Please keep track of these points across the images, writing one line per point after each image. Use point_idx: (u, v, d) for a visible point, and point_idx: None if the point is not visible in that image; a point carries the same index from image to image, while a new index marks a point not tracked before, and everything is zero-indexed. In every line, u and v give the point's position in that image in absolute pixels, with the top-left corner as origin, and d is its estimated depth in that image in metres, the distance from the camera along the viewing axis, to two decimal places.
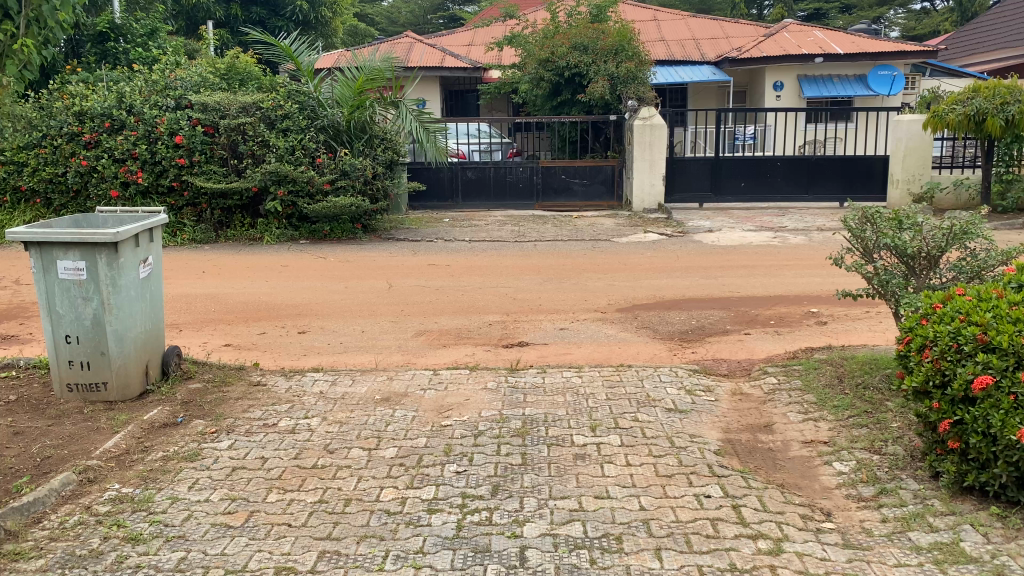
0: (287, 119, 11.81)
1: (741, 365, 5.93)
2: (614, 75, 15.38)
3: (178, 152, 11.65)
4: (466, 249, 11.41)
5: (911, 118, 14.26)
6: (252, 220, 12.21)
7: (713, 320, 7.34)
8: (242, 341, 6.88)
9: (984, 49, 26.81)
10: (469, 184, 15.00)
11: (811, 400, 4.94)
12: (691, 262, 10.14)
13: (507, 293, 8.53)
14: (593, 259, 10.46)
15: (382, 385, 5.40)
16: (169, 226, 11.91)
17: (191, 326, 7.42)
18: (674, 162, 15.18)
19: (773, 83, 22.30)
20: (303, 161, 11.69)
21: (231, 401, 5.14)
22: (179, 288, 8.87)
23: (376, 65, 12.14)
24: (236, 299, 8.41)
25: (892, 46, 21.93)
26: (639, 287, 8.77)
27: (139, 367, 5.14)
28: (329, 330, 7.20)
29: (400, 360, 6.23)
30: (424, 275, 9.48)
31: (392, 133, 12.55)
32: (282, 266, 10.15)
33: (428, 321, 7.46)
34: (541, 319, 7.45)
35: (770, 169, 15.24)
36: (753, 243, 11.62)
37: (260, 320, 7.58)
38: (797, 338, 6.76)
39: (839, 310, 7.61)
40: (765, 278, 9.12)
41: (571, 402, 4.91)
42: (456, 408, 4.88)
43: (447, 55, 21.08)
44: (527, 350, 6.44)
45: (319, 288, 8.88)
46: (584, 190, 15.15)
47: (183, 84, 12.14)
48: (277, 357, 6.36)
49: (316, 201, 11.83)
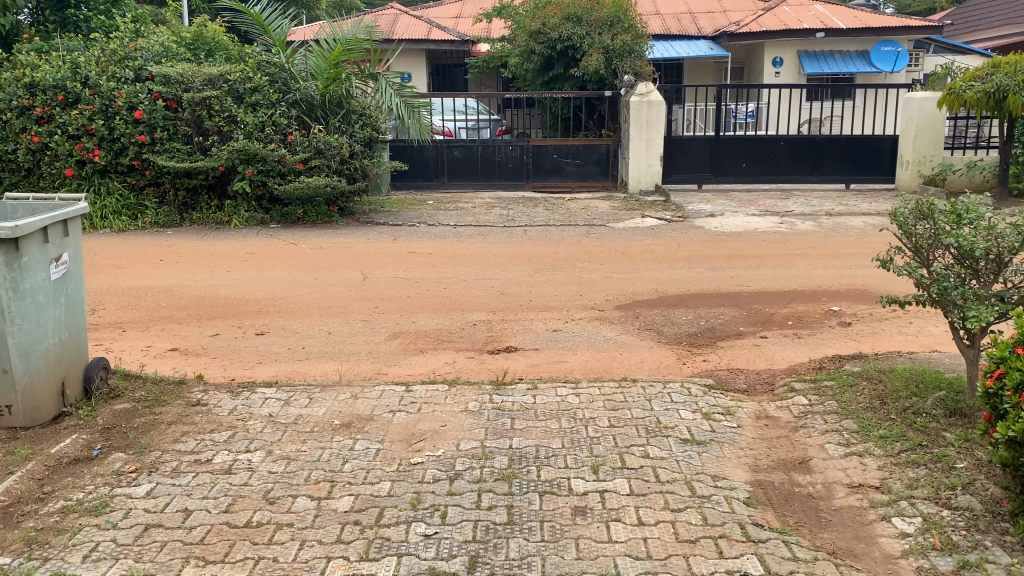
0: (256, 93, 10.92)
1: (762, 379, 5.14)
2: (610, 48, 14.39)
3: (138, 128, 10.70)
4: (450, 234, 10.56)
5: (924, 96, 13.52)
6: (219, 201, 11.31)
7: (724, 320, 6.54)
8: (190, 345, 6.04)
9: (987, 27, 25.98)
10: (455, 163, 14.14)
11: (852, 428, 4.15)
12: (695, 251, 9.36)
13: (493, 287, 7.72)
14: (588, 246, 9.67)
15: (343, 406, 4.57)
16: (129, 208, 10.98)
17: (135, 325, 6.56)
18: (672, 141, 14.35)
19: (772, 58, 21.45)
20: (273, 138, 10.82)
21: (162, 427, 4.30)
22: (130, 280, 7.97)
23: (353, 35, 11.24)
24: (192, 293, 7.55)
25: (895, 21, 21.06)
26: (640, 280, 7.96)
27: (52, 386, 4.28)
28: (291, 331, 6.35)
29: (369, 371, 5.41)
30: (404, 265, 8.66)
31: (372, 109, 11.70)
32: (248, 253, 9.28)
33: (404, 320, 6.63)
34: (532, 319, 6.63)
35: (773, 149, 14.44)
36: (760, 229, 10.84)
37: (216, 319, 6.73)
38: (821, 343, 5.99)
39: (863, 309, 6.85)
40: (777, 270, 8.34)
41: (568, 431, 4.10)
42: (430, 438, 4.07)
43: (434, 27, 20.13)
44: (515, 357, 5.64)
45: (285, 280, 8.04)
46: (577, 170, 14.29)
47: (144, 54, 11.10)
48: (227, 366, 5.52)
49: (288, 182, 10.94)
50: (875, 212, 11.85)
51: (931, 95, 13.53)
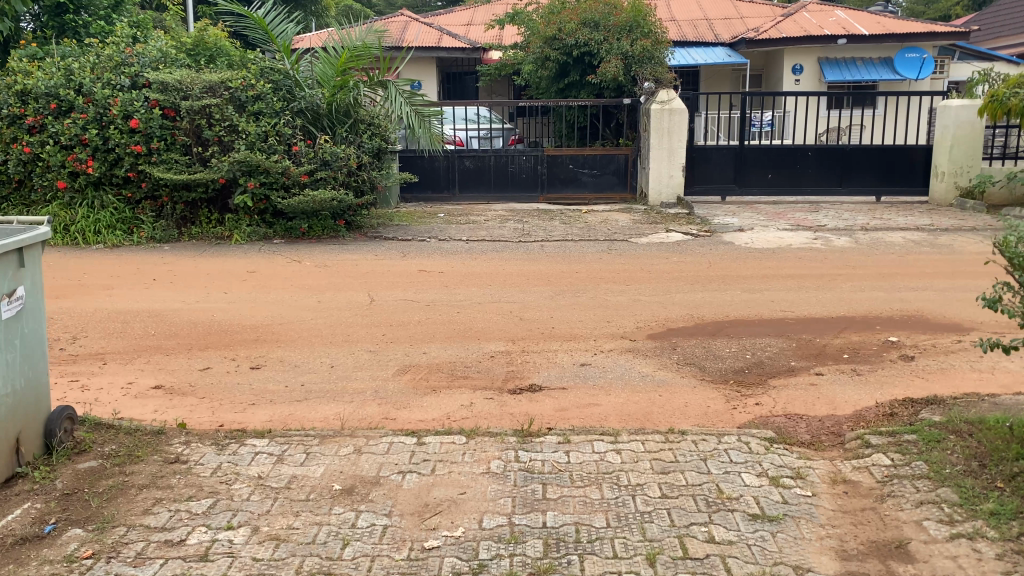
0: (259, 101, 10.30)
1: (827, 430, 4.47)
2: (628, 54, 13.81)
3: (133, 138, 10.04)
4: (463, 250, 9.91)
5: (961, 104, 12.90)
6: (220, 214, 10.67)
7: (772, 353, 5.87)
8: (176, 382, 5.40)
9: (1012, 33, 25.15)
10: (467, 174, 13.55)
11: (952, 500, 3.46)
12: (726, 270, 8.68)
13: (511, 311, 7.08)
14: (610, 265, 9.02)
15: (344, 464, 3.90)
16: (124, 222, 10.29)
17: (118, 357, 5.92)
18: (694, 151, 13.70)
19: (792, 66, 20.77)
20: (277, 148, 10.20)
21: (132, 492, 3.66)
22: (118, 303, 7.35)
23: (362, 41, 10.77)
24: (183, 318, 6.92)
25: (921, 27, 20.37)
26: (671, 303, 7.30)
27: (6, 444, 3.63)
28: (290, 365, 5.71)
29: (375, 415, 4.73)
30: (414, 286, 8.02)
31: (381, 118, 11.08)
32: (248, 271, 8.66)
33: (415, 351, 5.97)
34: (556, 350, 5.96)
35: (800, 159, 13.77)
36: (794, 245, 10.15)
37: (208, 349, 6.09)
38: (886, 382, 5.30)
39: (924, 340, 6.17)
40: (820, 293, 7.66)
41: (613, 503, 3.45)
42: (446, 510, 3.43)
43: (445, 34, 19.54)
44: (540, 399, 4.95)
45: (286, 302, 7.41)
46: (594, 180, 13.66)
47: (140, 60, 10.47)
48: (215, 410, 4.86)
49: (291, 195, 10.29)
50: (913, 227, 11.18)
51: (969, 103, 12.85)
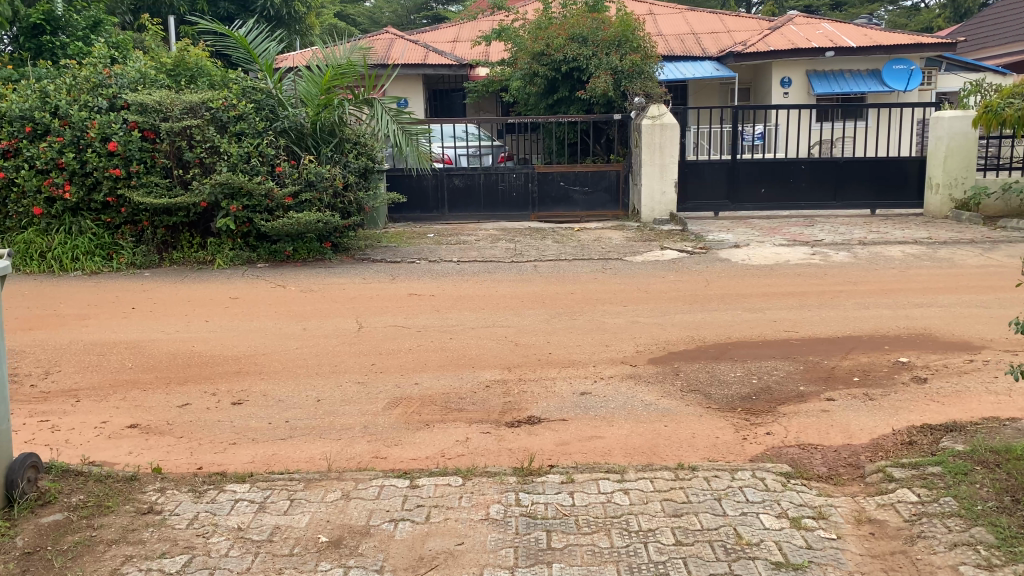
0: (241, 121, 10.05)
1: (844, 462, 4.22)
2: (618, 69, 13.65)
3: (112, 161, 9.73)
4: (453, 272, 9.65)
5: (954, 115, 12.76)
6: (202, 238, 10.37)
7: (779, 377, 5.62)
8: (154, 420, 5.10)
9: (997, 44, 25.23)
10: (456, 193, 13.31)
11: (989, 542, 3.20)
12: (725, 289, 8.45)
13: (506, 336, 6.81)
14: (605, 284, 8.78)
15: (332, 512, 3.61)
16: (103, 248, 9.96)
17: (92, 393, 5.61)
18: (686, 166, 13.53)
19: (780, 79, 20.71)
20: (261, 170, 9.92)
21: (99, 550, 3.35)
22: (95, 334, 7.05)
23: (347, 58, 10.52)
24: (163, 350, 6.62)
25: (908, 39, 20.35)
26: (671, 325, 7.06)
27: None
28: (274, 400, 5.41)
29: (365, 454, 4.45)
30: (405, 311, 7.75)
31: (367, 137, 10.89)
32: (230, 298, 8.37)
33: (406, 382, 5.69)
34: (554, 379, 5.69)
35: (793, 174, 13.61)
36: (792, 261, 9.94)
37: (188, 383, 5.79)
38: (900, 406, 5.06)
39: (935, 360, 5.94)
40: (823, 311, 7.43)
41: (624, 552, 3.19)
42: (443, 564, 3.17)
43: (430, 51, 19.37)
44: (540, 433, 4.68)
45: (270, 331, 7.12)
46: (585, 198, 13.47)
47: (119, 80, 10.18)
48: (194, 451, 4.57)
49: (276, 218, 10.03)
50: (911, 240, 11.00)
51: (962, 114, 12.72)
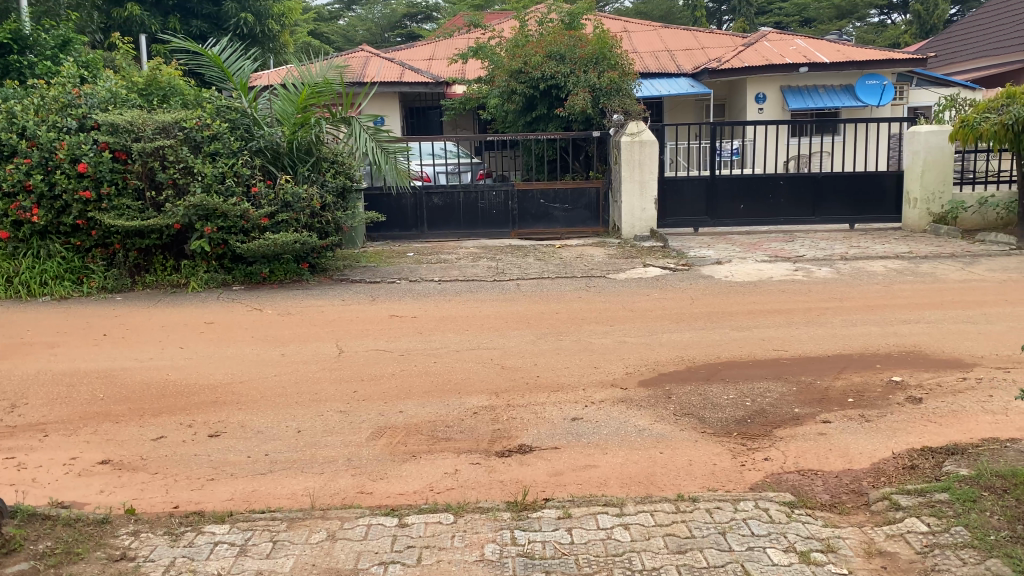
0: (216, 141, 9.82)
1: (847, 488, 4.09)
2: (596, 87, 13.58)
3: (82, 184, 9.46)
4: (435, 292, 9.47)
5: (930, 129, 12.81)
6: (176, 260, 10.11)
7: (773, 399, 5.50)
8: (126, 455, 4.86)
9: (965, 58, 25.61)
10: (435, 211, 13.16)
11: None
12: (711, 306, 8.35)
13: (492, 359, 6.64)
14: (589, 303, 8.64)
15: (318, 555, 3.43)
16: (73, 272, 9.66)
17: (61, 427, 5.35)
18: (665, 182, 13.48)
19: (755, 95, 20.83)
20: (236, 191, 9.70)
21: None
22: (64, 364, 6.78)
23: (323, 76, 10.40)
24: (136, 379, 6.37)
25: (879, 54, 20.57)
26: (659, 345, 6.93)
27: None
28: (253, 431, 5.20)
29: (350, 490, 4.25)
30: (387, 334, 7.56)
31: (345, 155, 10.72)
32: (205, 323, 8.13)
33: (391, 410, 5.50)
34: (543, 404, 5.53)
35: (772, 189, 13.60)
36: (775, 277, 9.88)
37: (163, 414, 5.56)
38: (897, 428, 4.96)
39: (928, 378, 5.86)
40: (811, 329, 7.35)
41: None
42: None
43: (406, 69, 19.26)
44: (531, 463, 4.52)
45: (248, 357, 6.90)
46: (565, 215, 13.36)
47: (88, 101, 9.92)
48: (170, 488, 4.34)
49: (251, 239, 9.80)
50: (893, 255, 11.00)
51: (937, 129, 12.77)
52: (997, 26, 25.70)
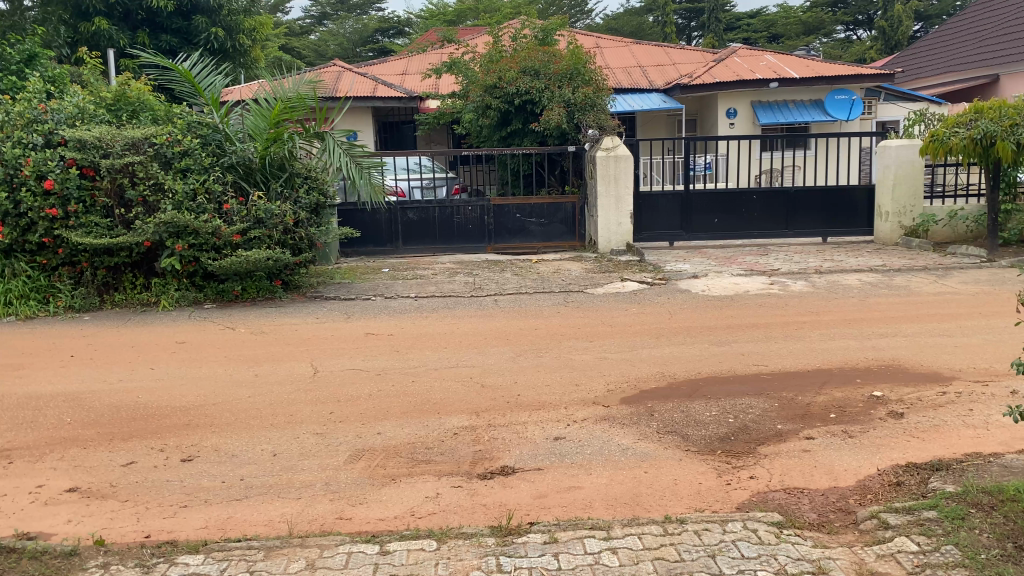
0: (187, 157, 9.68)
1: (834, 507, 4.05)
2: (570, 102, 13.55)
3: (48, 201, 9.24)
4: (411, 308, 9.35)
5: (901, 143, 12.96)
6: (146, 278, 9.90)
7: (756, 416, 5.46)
8: (95, 482, 4.69)
9: (930, 74, 26.04)
10: (410, 226, 13.06)
11: None
12: (690, 321, 8.31)
13: (471, 378, 6.54)
14: (568, 319, 8.58)
15: None
16: (39, 291, 9.41)
17: (26, 454, 5.16)
18: (640, 197, 13.51)
19: (726, 110, 21.00)
20: (207, 207, 9.55)
21: None
22: (29, 387, 6.57)
23: (296, 92, 10.29)
24: (104, 402, 6.18)
25: (848, 70, 20.84)
26: (639, 361, 6.87)
27: None
28: (227, 455, 5.05)
29: (328, 516, 4.13)
30: (364, 352, 7.43)
31: (318, 170, 10.58)
32: (176, 342, 7.95)
33: (369, 432, 5.38)
34: (524, 423, 5.44)
35: (745, 203, 13.69)
36: (752, 292, 9.89)
37: (133, 439, 5.39)
38: (880, 443, 4.94)
39: (909, 393, 5.85)
40: (791, 343, 7.34)
41: None
42: None
43: (380, 84, 19.17)
44: (515, 485, 4.43)
45: (221, 378, 6.73)
46: (541, 229, 13.33)
47: (55, 116, 9.70)
48: (141, 516, 4.20)
49: (223, 256, 9.64)
50: (867, 268, 11.08)
51: (907, 143, 12.92)
52: (960, 42, 26.18)
